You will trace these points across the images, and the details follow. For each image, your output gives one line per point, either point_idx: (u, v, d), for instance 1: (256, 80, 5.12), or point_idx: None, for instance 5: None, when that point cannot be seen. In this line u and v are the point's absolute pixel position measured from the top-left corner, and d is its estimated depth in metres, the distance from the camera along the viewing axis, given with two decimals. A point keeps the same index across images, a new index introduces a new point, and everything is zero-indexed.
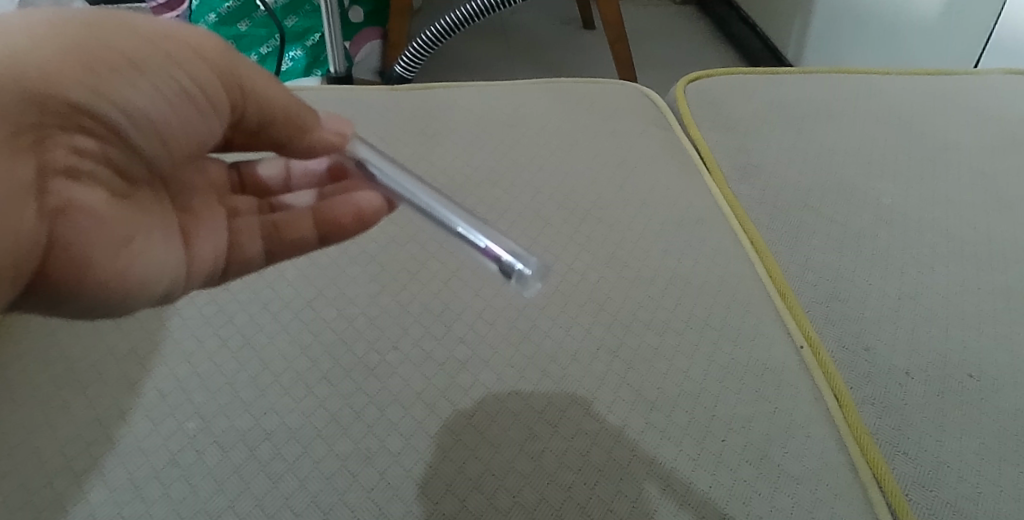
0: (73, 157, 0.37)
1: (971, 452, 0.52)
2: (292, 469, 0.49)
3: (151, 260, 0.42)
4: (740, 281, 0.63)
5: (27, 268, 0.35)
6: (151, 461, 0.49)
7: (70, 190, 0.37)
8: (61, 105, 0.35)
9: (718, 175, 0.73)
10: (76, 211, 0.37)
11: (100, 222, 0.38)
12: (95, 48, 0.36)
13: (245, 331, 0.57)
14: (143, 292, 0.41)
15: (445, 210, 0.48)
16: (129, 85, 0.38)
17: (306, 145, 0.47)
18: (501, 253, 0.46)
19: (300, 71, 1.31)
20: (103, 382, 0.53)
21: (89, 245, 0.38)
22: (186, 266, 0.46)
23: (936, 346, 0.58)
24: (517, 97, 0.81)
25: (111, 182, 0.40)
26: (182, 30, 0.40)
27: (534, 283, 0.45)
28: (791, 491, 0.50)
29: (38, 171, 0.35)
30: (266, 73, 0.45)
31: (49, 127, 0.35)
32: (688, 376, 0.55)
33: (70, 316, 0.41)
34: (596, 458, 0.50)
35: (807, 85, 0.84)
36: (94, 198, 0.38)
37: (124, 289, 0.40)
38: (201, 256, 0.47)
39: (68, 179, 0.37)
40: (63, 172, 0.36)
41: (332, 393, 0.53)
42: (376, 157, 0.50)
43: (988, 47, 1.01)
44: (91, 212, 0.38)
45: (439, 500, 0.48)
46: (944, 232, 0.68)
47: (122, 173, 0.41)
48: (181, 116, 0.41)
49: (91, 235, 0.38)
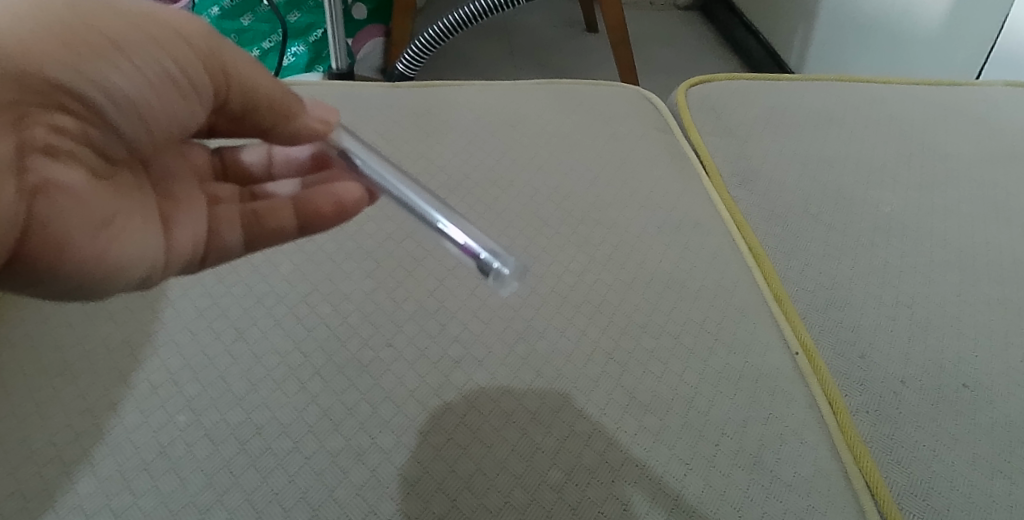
0: (53, 136, 0.36)
1: (964, 462, 0.52)
2: (282, 464, 0.49)
3: (130, 242, 0.41)
4: (737, 286, 0.62)
5: (4, 245, 0.34)
6: (141, 452, 0.49)
7: (50, 168, 0.36)
8: (40, 83, 0.35)
9: (717, 180, 0.73)
10: (53, 189, 0.36)
11: (78, 201, 0.38)
12: (78, 28, 0.36)
13: (239, 325, 0.56)
14: (121, 275, 0.41)
15: (425, 205, 0.50)
16: (112, 65, 0.37)
17: (290, 132, 0.47)
18: (479, 251, 0.48)
19: (301, 67, 1.29)
20: (95, 372, 0.53)
21: (67, 225, 0.37)
22: (165, 251, 0.45)
23: (931, 355, 0.58)
24: (518, 97, 0.81)
25: (91, 162, 0.40)
26: (167, 14, 0.40)
27: (510, 282, 0.48)
28: (783, 497, 0.49)
29: (18, 148, 0.34)
30: (253, 60, 0.45)
31: (28, 105, 0.35)
32: (682, 380, 0.55)
33: (47, 297, 0.40)
34: (587, 460, 0.50)
35: (809, 93, 0.84)
36: (73, 177, 0.38)
37: (102, 271, 0.40)
38: (181, 242, 0.47)
39: (46, 158, 0.36)
40: (42, 151, 0.36)
41: (324, 388, 0.53)
42: (359, 148, 0.51)
43: (988, 58, 1.02)
44: (70, 191, 0.37)
45: (429, 499, 0.47)
46: (942, 242, 0.68)
47: (103, 154, 0.41)
48: (163, 98, 0.41)
49: (69, 215, 0.37)
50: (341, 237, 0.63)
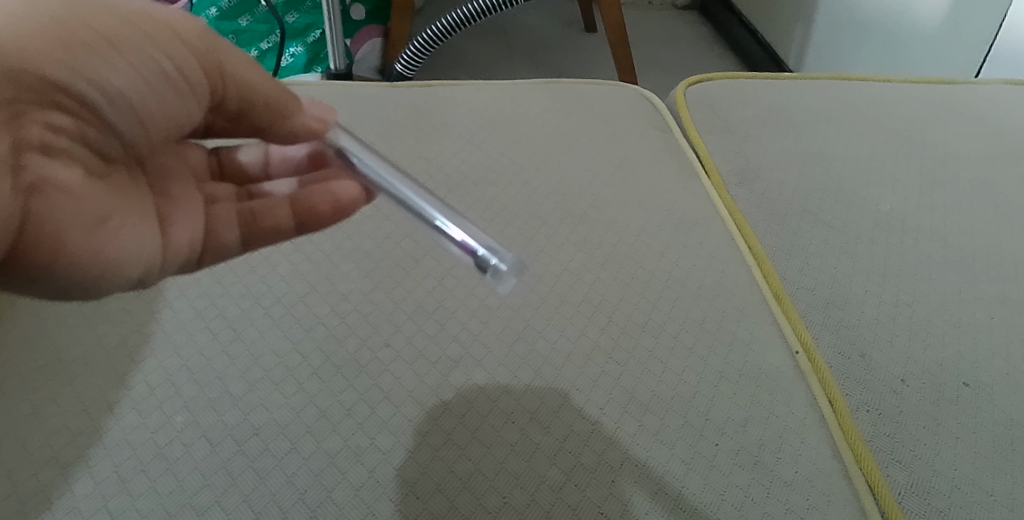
0: (49, 134, 0.36)
1: (965, 461, 0.52)
2: (280, 465, 0.48)
3: (126, 242, 0.41)
4: (737, 285, 0.62)
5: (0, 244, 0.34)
6: (138, 454, 0.48)
7: (47, 167, 0.36)
8: (36, 80, 0.34)
9: (716, 179, 0.73)
10: (50, 188, 0.36)
11: (73, 200, 0.38)
12: (74, 26, 0.36)
13: (237, 325, 0.56)
14: (117, 275, 0.41)
15: (424, 203, 0.50)
16: (108, 64, 0.37)
17: (288, 131, 0.47)
18: (477, 248, 0.48)
19: (300, 67, 1.30)
20: (91, 373, 0.53)
21: (64, 225, 0.37)
22: (162, 251, 0.45)
23: (932, 354, 0.58)
24: (516, 96, 0.81)
25: (88, 161, 0.39)
26: (164, 13, 0.40)
27: (509, 278, 0.48)
28: (784, 496, 0.49)
29: (15, 146, 0.34)
30: (250, 60, 0.44)
31: (25, 103, 0.34)
32: (682, 380, 0.55)
33: (43, 297, 0.40)
34: (587, 461, 0.50)
35: (808, 91, 0.84)
36: (70, 176, 0.38)
37: (99, 270, 0.39)
38: (177, 242, 0.47)
39: (43, 156, 0.36)
40: (39, 149, 0.36)
41: (322, 389, 0.52)
42: (357, 147, 0.51)
43: (988, 56, 1.02)
44: (67, 190, 0.37)
45: (428, 499, 0.47)
46: (942, 240, 0.68)
47: (100, 153, 0.40)
48: (160, 98, 0.41)
49: (65, 214, 0.37)
50: (339, 237, 0.63)
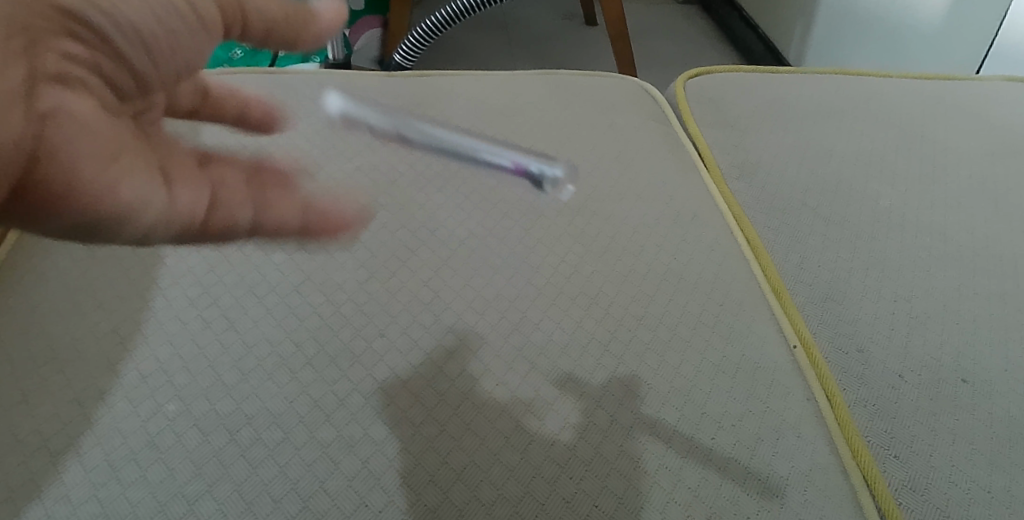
0: (65, 63, 0.34)
1: (962, 457, 0.51)
2: (272, 455, 0.48)
3: (140, 181, 0.35)
4: (735, 278, 0.62)
5: (17, 164, 0.30)
6: (128, 442, 0.48)
7: (62, 97, 0.33)
8: (46, 7, 0.33)
9: (715, 172, 0.72)
10: (66, 113, 0.32)
11: (91, 130, 0.33)
12: None
13: (230, 314, 0.56)
14: (148, 218, 0.35)
15: None
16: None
17: (290, 38, 0.46)
18: None
19: (298, 57, 1.30)
20: (83, 360, 0.52)
21: (84, 155, 0.32)
22: (158, 202, 0.35)
23: (929, 350, 0.57)
24: (515, 87, 0.80)
25: (109, 104, 0.37)
26: None
27: None
28: (780, 491, 0.49)
29: (27, 70, 0.32)
30: None
31: (39, 30, 0.33)
32: (679, 373, 0.54)
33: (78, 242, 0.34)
34: (582, 453, 0.49)
35: (809, 85, 0.83)
36: (87, 107, 0.34)
37: (111, 209, 0.33)
38: (183, 192, 0.37)
39: (58, 86, 0.33)
40: (53, 79, 0.33)
41: (316, 378, 0.52)
42: None
43: (989, 53, 1.01)
44: (86, 120, 0.33)
45: (422, 490, 0.47)
46: (942, 236, 0.67)
47: (117, 105, 0.38)
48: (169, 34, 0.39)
49: (84, 142, 0.33)
50: None
